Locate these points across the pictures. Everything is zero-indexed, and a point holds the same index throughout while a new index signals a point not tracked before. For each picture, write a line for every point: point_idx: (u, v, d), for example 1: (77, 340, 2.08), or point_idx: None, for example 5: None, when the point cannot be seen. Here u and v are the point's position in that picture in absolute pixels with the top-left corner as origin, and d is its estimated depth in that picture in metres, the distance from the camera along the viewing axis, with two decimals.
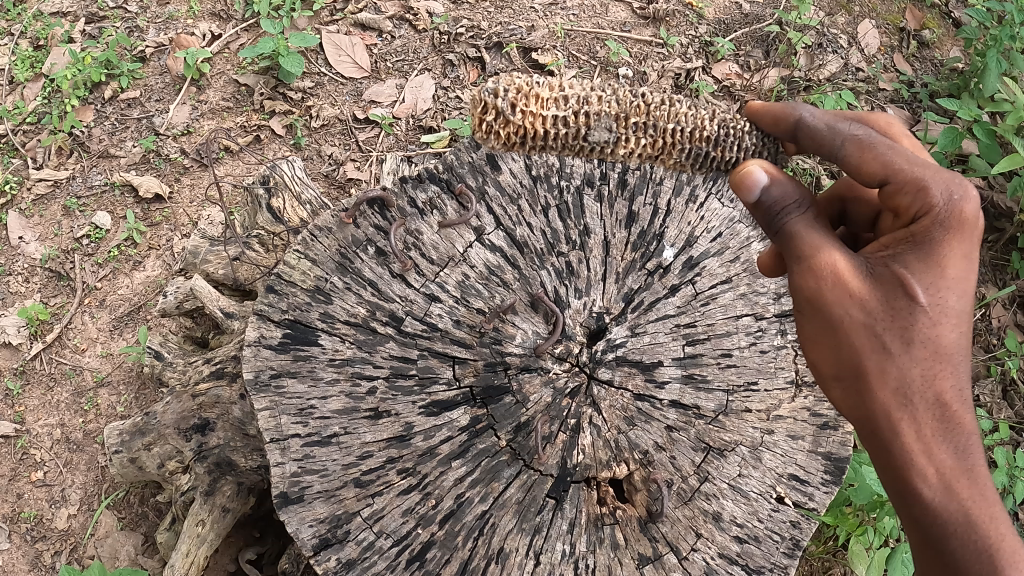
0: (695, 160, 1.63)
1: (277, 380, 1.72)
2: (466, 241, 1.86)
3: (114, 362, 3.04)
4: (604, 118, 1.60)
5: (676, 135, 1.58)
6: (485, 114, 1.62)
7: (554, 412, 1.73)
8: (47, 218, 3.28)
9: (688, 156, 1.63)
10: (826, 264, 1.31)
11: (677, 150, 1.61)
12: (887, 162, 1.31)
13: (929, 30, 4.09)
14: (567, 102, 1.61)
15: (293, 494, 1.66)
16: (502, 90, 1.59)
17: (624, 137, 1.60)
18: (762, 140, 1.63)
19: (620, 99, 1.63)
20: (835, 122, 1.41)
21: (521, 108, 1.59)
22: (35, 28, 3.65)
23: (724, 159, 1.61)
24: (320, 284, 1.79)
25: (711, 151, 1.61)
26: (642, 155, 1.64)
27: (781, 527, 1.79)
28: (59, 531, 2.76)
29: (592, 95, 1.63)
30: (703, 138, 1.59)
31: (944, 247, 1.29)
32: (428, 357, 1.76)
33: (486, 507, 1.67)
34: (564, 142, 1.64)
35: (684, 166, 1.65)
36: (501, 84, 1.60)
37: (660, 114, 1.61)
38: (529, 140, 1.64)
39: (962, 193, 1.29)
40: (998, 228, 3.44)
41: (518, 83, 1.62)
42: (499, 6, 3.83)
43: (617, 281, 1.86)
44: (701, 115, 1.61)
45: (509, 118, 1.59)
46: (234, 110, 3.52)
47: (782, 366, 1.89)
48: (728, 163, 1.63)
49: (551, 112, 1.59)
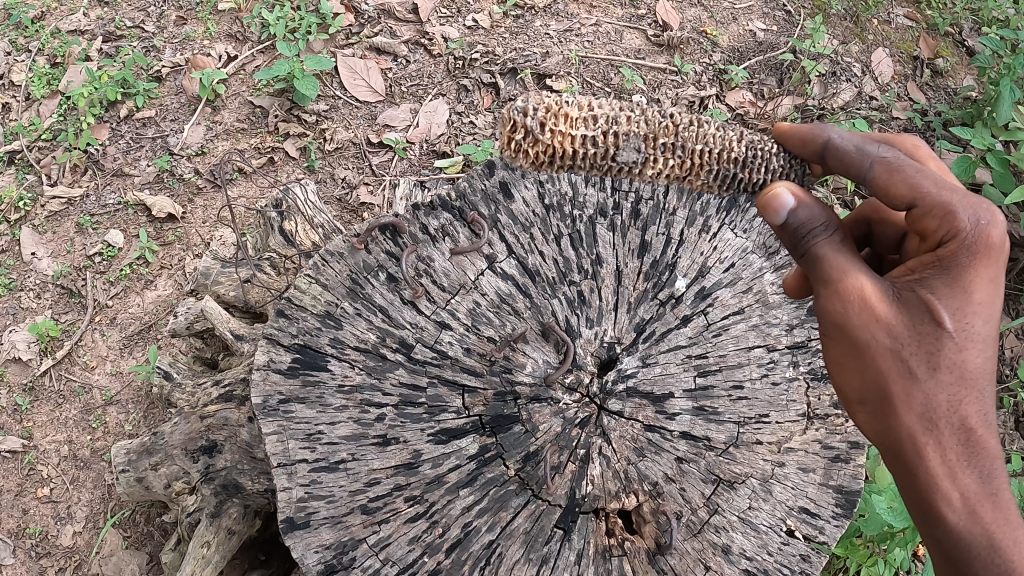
0: (723, 181, 1.71)
1: (286, 405, 1.70)
2: (478, 269, 1.85)
3: (123, 380, 3.05)
4: (632, 138, 1.69)
5: (705, 156, 1.66)
6: (514, 132, 1.68)
7: (563, 441, 1.72)
8: (60, 235, 3.30)
9: (715, 177, 1.70)
10: (852, 287, 1.30)
11: (705, 171, 1.69)
12: (913, 184, 1.32)
13: (942, 59, 4.11)
14: (596, 122, 1.68)
15: (299, 520, 1.64)
16: (531, 109, 1.64)
17: (653, 157, 1.68)
18: (788, 163, 1.70)
19: (648, 120, 1.71)
20: (864, 143, 1.43)
21: (550, 127, 1.65)
22: (52, 46, 3.70)
23: (751, 180, 1.68)
24: (330, 309, 1.78)
25: (739, 172, 1.68)
26: (671, 175, 1.72)
27: (791, 561, 1.78)
28: (64, 548, 2.76)
29: (621, 115, 1.71)
30: (731, 159, 1.67)
31: (971, 271, 1.27)
32: (438, 385, 1.75)
33: (493, 536, 1.66)
34: (593, 160, 1.72)
35: (711, 187, 1.72)
36: (531, 103, 1.65)
37: (688, 135, 1.68)
38: (558, 159, 1.72)
39: (990, 218, 1.26)
40: (1011, 257, 3.45)
41: (547, 102, 1.66)
42: (514, 32, 3.88)
43: (628, 311, 1.85)
44: (730, 136, 1.68)
45: (539, 137, 1.65)
46: (249, 132, 3.54)
47: (794, 398, 1.87)
48: (753, 184, 1.71)
49: (581, 132, 1.66)
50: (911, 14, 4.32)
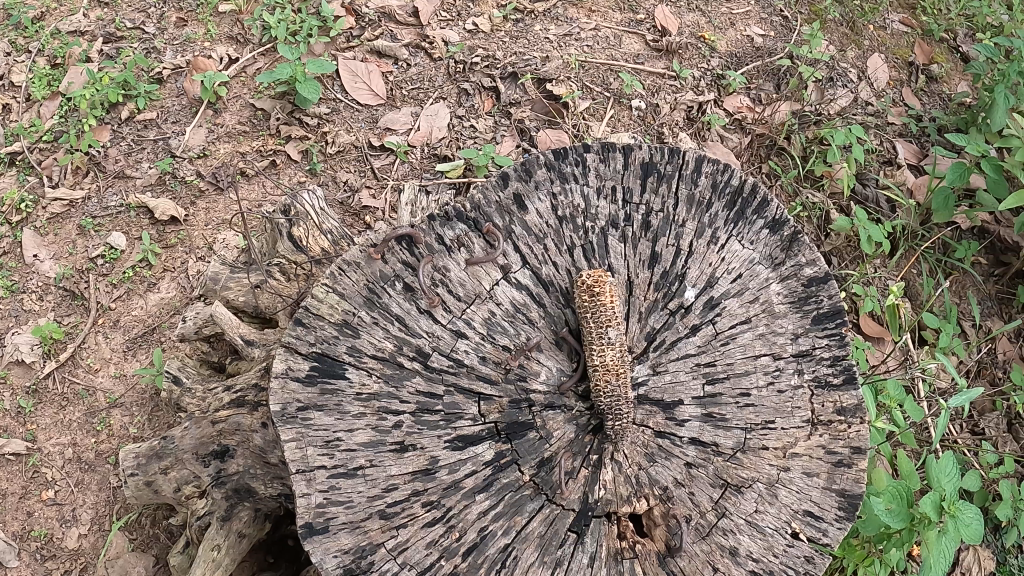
0: (694, 208, 2.00)
1: (304, 412, 1.71)
2: (493, 279, 1.87)
3: (127, 383, 3.07)
4: (611, 175, 1.98)
5: (672, 187, 2.00)
6: (538, 213, 1.94)
7: (577, 447, 1.80)
8: (63, 236, 3.32)
9: (688, 204, 2.00)
10: None
11: (676, 196, 2.00)
12: None
13: (937, 65, 4.23)
14: (582, 176, 1.98)
15: (318, 525, 1.66)
16: (532, 181, 1.95)
17: (639, 201, 1.98)
18: (742, 184, 2.03)
19: (620, 164, 1.99)
20: None
21: (548, 191, 1.96)
22: (53, 47, 3.70)
23: (716, 202, 2.02)
24: (348, 318, 1.78)
25: (708, 198, 2.01)
26: (652, 207, 1.99)
27: (796, 562, 1.85)
28: (69, 551, 2.80)
29: (594, 164, 1.98)
30: (698, 189, 2.01)
31: None
32: (454, 393, 1.78)
33: (508, 540, 1.71)
34: (586, 203, 1.97)
35: (689, 214, 1.99)
36: (535, 179, 1.96)
37: (662, 168, 2.00)
38: (559, 209, 1.95)
39: None
40: (1005, 262, 3.71)
41: (540, 162, 1.96)
42: (514, 36, 3.90)
43: (639, 321, 1.90)
44: (689, 170, 2.01)
45: (549, 207, 1.95)
46: (251, 135, 3.58)
47: (799, 405, 1.94)
48: (720, 206, 2.02)
49: (574, 187, 1.97)
50: (907, 20, 4.40)
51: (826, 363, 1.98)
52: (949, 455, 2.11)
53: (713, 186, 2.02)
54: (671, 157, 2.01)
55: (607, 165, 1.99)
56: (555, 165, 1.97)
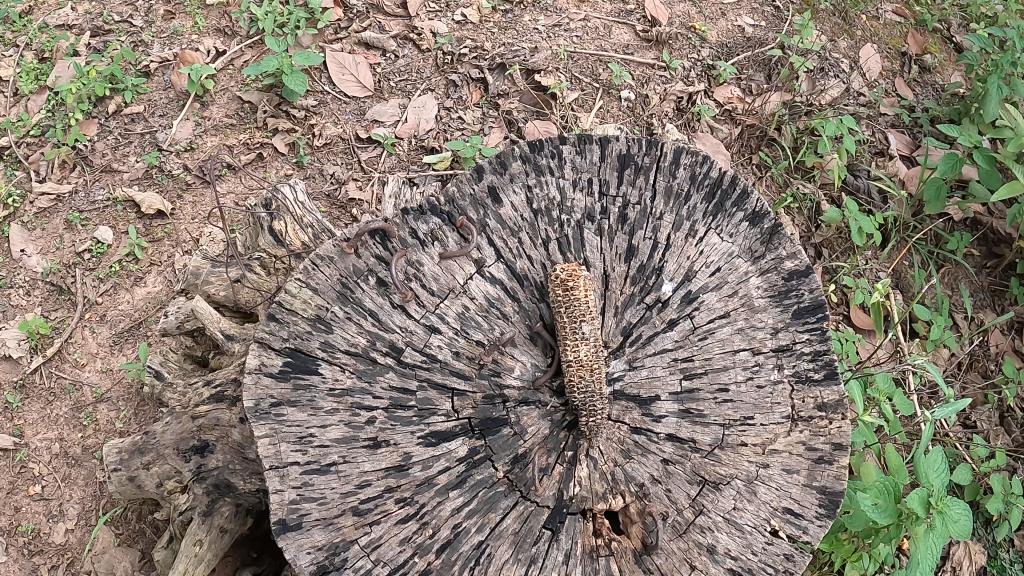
0: (672, 201, 1.98)
1: (277, 408, 1.70)
2: (467, 273, 1.86)
3: (114, 378, 3.05)
4: (587, 166, 1.96)
5: (650, 179, 1.97)
6: (512, 206, 1.92)
7: (551, 443, 1.79)
8: (50, 231, 3.30)
9: (666, 196, 1.98)
10: None
11: (653, 187, 1.97)
12: None
13: (930, 55, 4.20)
14: (559, 168, 1.95)
15: (291, 521, 1.65)
16: (507, 173, 1.93)
17: (616, 193, 1.96)
18: (721, 176, 2.01)
19: (597, 156, 1.96)
20: None
21: (524, 183, 1.94)
22: (40, 41, 3.67)
23: (695, 194, 2.00)
24: (321, 313, 1.76)
25: (686, 191, 1.99)
26: (629, 199, 1.96)
27: (775, 560, 1.83)
28: (56, 546, 2.78)
29: (570, 156, 1.96)
30: (677, 181, 1.98)
31: None
32: (428, 389, 1.76)
33: (483, 537, 1.70)
34: (561, 195, 1.95)
35: (667, 207, 1.97)
36: (511, 171, 1.93)
37: (639, 160, 1.97)
38: (534, 201, 1.93)
39: None
40: (997, 253, 3.68)
41: (515, 153, 1.94)
42: (503, 27, 3.86)
43: (615, 316, 1.89)
44: (667, 161, 1.98)
45: (524, 200, 1.93)
46: (238, 128, 3.55)
47: (778, 401, 1.93)
48: (699, 199, 2.00)
49: (551, 179, 1.95)
50: (900, 10, 4.36)
51: (806, 358, 1.96)
52: (938, 451, 2.09)
53: (691, 178, 2.00)
54: (649, 149, 1.98)
55: (584, 157, 1.96)
56: (530, 157, 1.94)
